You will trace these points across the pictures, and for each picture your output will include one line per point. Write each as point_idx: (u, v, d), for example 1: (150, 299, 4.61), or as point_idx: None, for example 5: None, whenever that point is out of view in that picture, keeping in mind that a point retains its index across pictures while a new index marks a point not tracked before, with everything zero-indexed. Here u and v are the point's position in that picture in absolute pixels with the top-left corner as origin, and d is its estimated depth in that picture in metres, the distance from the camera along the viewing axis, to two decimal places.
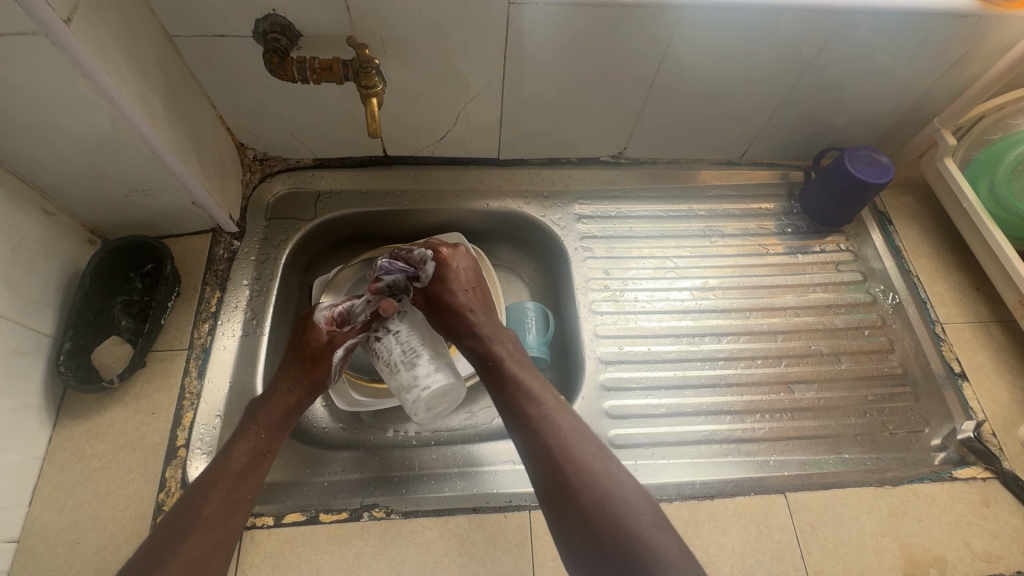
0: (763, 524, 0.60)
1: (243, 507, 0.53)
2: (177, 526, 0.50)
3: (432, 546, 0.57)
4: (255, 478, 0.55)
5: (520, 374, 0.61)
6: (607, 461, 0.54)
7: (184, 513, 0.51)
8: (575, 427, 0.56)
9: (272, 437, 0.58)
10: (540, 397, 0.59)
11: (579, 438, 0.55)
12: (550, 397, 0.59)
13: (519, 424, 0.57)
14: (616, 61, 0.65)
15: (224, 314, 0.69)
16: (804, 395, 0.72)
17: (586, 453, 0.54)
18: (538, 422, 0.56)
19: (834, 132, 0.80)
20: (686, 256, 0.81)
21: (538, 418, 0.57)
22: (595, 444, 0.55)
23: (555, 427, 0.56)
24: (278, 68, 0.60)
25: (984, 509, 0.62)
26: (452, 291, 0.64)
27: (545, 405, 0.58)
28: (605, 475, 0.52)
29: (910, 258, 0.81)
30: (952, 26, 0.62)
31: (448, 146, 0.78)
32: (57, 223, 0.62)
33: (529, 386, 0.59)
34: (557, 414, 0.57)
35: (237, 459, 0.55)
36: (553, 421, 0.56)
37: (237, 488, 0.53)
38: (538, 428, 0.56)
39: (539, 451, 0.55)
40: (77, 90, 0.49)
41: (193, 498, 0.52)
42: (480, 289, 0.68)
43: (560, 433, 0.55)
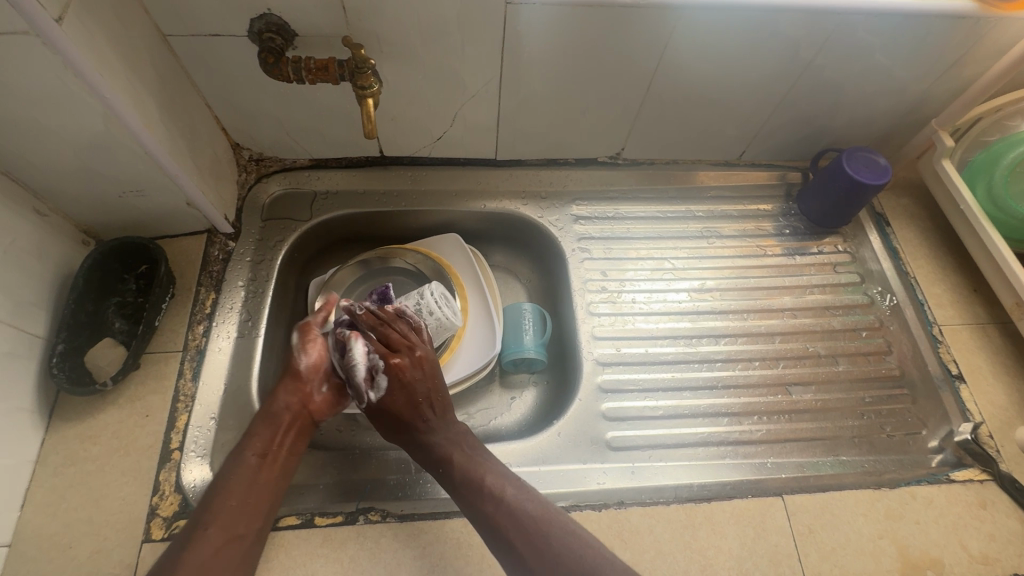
0: (761, 527, 0.60)
1: (247, 509, 0.54)
2: (180, 537, 0.51)
3: (428, 550, 0.57)
4: (252, 481, 0.55)
5: (476, 471, 0.57)
6: (573, 539, 0.52)
7: (187, 526, 0.52)
8: (534, 511, 0.54)
9: (268, 441, 0.58)
10: (494, 487, 0.56)
11: (539, 524, 0.53)
12: (505, 485, 0.56)
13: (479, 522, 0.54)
14: (615, 61, 0.65)
15: (219, 316, 0.69)
16: (801, 397, 0.72)
17: (550, 539, 0.51)
18: (498, 523, 0.53)
19: (832, 133, 0.79)
20: (684, 258, 0.81)
21: (498, 516, 0.53)
22: (557, 523, 0.53)
23: (515, 523, 0.53)
24: (272, 68, 0.59)
25: (981, 511, 0.62)
26: (402, 408, 0.61)
27: (503, 500, 0.54)
28: (574, 559, 0.50)
29: (908, 259, 0.80)
30: (951, 27, 0.62)
31: (445, 147, 0.78)
32: (50, 225, 0.61)
33: (484, 484, 0.56)
34: (514, 503, 0.54)
35: (232, 469, 0.56)
36: (513, 513, 0.53)
37: (235, 493, 0.54)
38: (499, 530, 0.53)
39: (508, 556, 0.52)
40: (69, 90, 0.48)
41: (196, 512, 0.53)
42: (439, 394, 0.62)
43: (522, 530, 0.52)
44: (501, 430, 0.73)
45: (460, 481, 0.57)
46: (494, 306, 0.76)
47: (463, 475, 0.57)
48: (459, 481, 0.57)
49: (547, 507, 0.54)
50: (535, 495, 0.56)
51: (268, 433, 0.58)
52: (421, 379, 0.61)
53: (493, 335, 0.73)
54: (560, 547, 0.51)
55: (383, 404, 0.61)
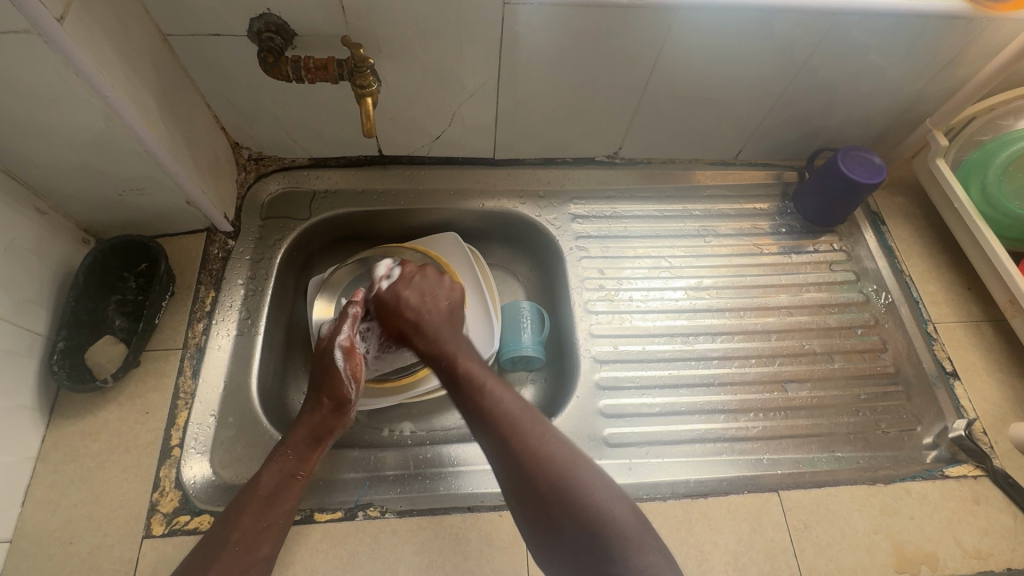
0: (757, 523, 0.60)
1: (273, 530, 0.53)
2: (206, 550, 0.50)
3: (427, 545, 0.57)
4: (284, 501, 0.54)
5: (476, 375, 0.58)
6: (564, 447, 0.52)
7: (213, 540, 0.51)
8: (530, 417, 0.54)
9: (304, 460, 0.57)
10: (494, 392, 0.56)
11: (531, 429, 0.53)
12: (505, 392, 0.56)
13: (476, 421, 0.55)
14: (612, 61, 0.65)
15: (219, 314, 0.69)
16: (797, 394, 0.73)
17: (542, 442, 0.52)
18: (495, 421, 0.54)
19: (827, 132, 0.80)
20: (681, 256, 0.81)
21: (494, 415, 0.54)
22: (551, 432, 0.53)
23: (510, 423, 0.53)
24: (272, 68, 0.59)
25: (975, 507, 0.62)
26: (414, 304, 0.65)
27: (502, 402, 0.55)
28: (564, 462, 0.50)
29: (903, 258, 0.81)
30: (944, 28, 0.63)
31: (443, 146, 0.78)
32: (51, 222, 0.62)
33: (485, 386, 0.57)
34: (511, 408, 0.55)
35: (265, 483, 0.55)
36: (507, 415, 0.54)
37: (268, 512, 0.53)
38: (493, 428, 0.54)
39: (497, 451, 0.53)
40: (70, 88, 0.49)
41: (221, 528, 0.52)
42: (452, 311, 0.66)
43: (516, 429, 0.53)
44: None
45: (461, 384, 0.58)
46: (492, 304, 0.77)
47: (464, 377, 0.58)
48: (460, 383, 0.58)
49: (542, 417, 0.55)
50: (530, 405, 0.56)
51: (306, 453, 0.58)
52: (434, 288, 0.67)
53: (492, 332, 0.74)
54: (551, 451, 0.51)
55: (394, 292, 0.66)
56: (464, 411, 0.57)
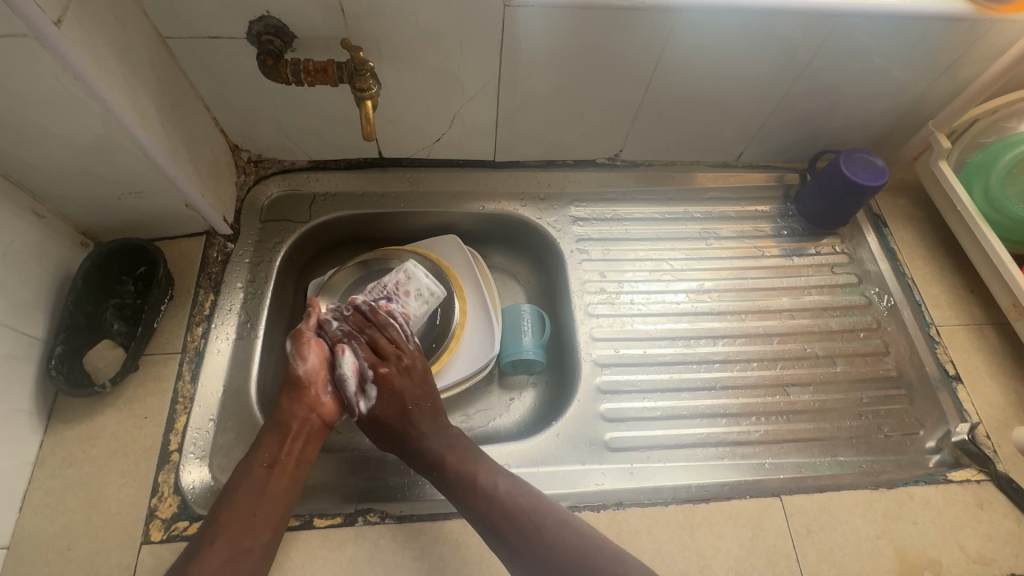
0: (759, 528, 0.60)
1: (253, 522, 0.53)
2: (190, 550, 0.51)
3: (426, 551, 0.57)
4: (261, 492, 0.54)
5: (469, 469, 0.58)
6: (566, 527, 0.52)
7: (199, 537, 0.52)
8: (528, 503, 0.54)
9: (276, 450, 0.57)
10: (488, 484, 0.56)
11: (532, 515, 0.53)
12: (499, 480, 0.56)
13: (475, 519, 0.55)
14: (613, 63, 0.65)
15: (218, 318, 0.69)
16: (799, 398, 0.72)
17: (544, 528, 0.52)
18: (495, 515, 0.54)
19: (829, 134, 0.80)
20: (682, 259, 0.81)
21: (493, 508, 0.54)
22: (549, 515, 0.54)
23: (510, 516, 0.53)
24: (271, 71, 0.59)
25: (978, 511, 0.62)
26: (395, 415, 0.61)
27: (498, 494, 0.55)
28: (568, 545, 0.51)
29: (905, 260, 0.81)
30: (947, 29, 0.63)
31: (444, 148, 0.78)
32: (49, 226, 0.61)
33: (479, 479, 0.57)
34: (507, 496, 0.55)
35: (239, 479, 0.55)
36: (504, 508, 0.54)
37: (242, 505, 0.53)
38: (495, 524, 0.54)
39: (503, 547, 0.53)
40: (68, 91, 0.48)
41: (207, 525, 0.52)
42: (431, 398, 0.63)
43: (517, 522, 0.53)
44: (500, 431, 0.73)
45: (454, 479, 0.57)
46: (493, 308, 0.76)
47: (457, 471, 0.58)
48: (453, 478, 0.58)
49: (539, 498, 0.56)
50: (526, 487, 0.57)
51: (276, 443, 0.57)
52: (410, 385, 0.62)
53: (492, 336, 0.74)
54: (554, 535, 0.52)
55: (374, 412, 0.62)
56: (460, 508, 0.56)
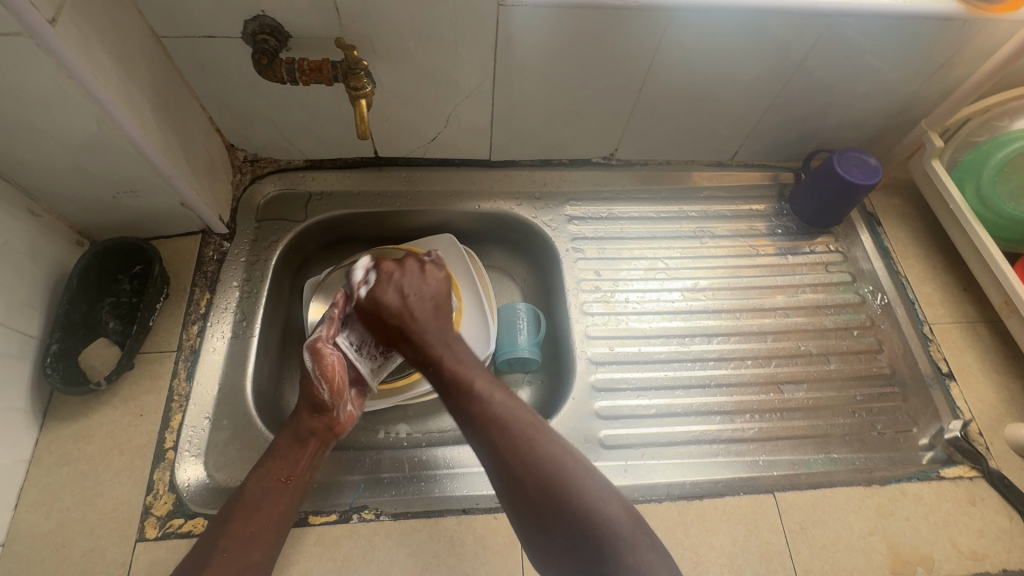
0: (752, 525, 0.60)
1: (262, 537, 0.53)
2: (196, 557, 0.51)
3: (421, 548, 0.57)
4: (273, 506, 0.54)
5: (466, 376, 0.57)
6: (558, 451, 0.51)
7: (202, 548, 0.52)
8: (523, 420, 0.53)
9: (293, 463, 0.57)
10: (484, 393, 0.55)
11: (524, 433, 0.52)
12: (495, 390, 0.55)
13: (466, 422, 0.54)
14: (607, 63, 0.65)
15: (214, 316, 0.69)
16: (793, 395, 0.72)
17: (535, 446, 0.51)
18: (487, 426, 0.53)
19: (823, 133, 0.80)
20: (677, 257, 0.81)
21: (486, 420, 0.53)
22: (542, 432, 0.52)
23: (503, 428, 0.52)
24: (266, 70, 0.60)
25: (971, 507, 0.62)
26: (396, 301, 0.63)
27: (491, 405, 0.54)
28: (554, 466, 0.50)
29: (899, 259, 0.81)
30: (939, 29, 0.63)
31: (439, 148, 0.78)
32: (45, 225, 0.62)
33: (475, 388, 0.56)
34: (503, 410, 0.53)
35: (253, 489, 0.55)
36: (496, 416, 0.53)
37: (255, 519, 0.53)
38: (486, 435, 0.52)
39: (489, 452, 0.52)
40: (62, 90, 0.49)
41: (212, 537, 0.53)
42: (437, 301, 0.65)
43: (506, 434, 0.52)
44: None
45: (451, 389, 0.57)
46: (488, 306, 0.77)
47: (453, 381, 0.57)
48: (450, 387, 0.57)
49: (536, 417, 0.54)
50: (522, 403, 0.55)
51: (293, 456, 0.58)
52: (416, 279, 0.66)
53: (488, 334, 0.74)
54: (541, 454, 0.50)
55: (372, 295, 0.64)
56: (453, 409, 0.56)
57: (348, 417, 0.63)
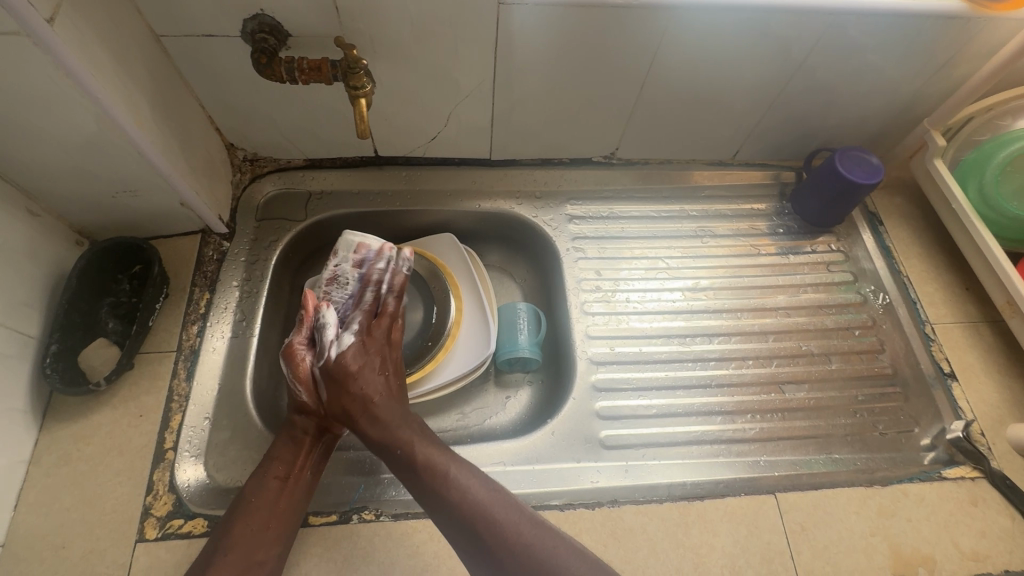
0: (754, 526, 0.60)
1: (266, 535, 0.53)
2: (202, 560, 0.52)
3: (421, 549, 0.57)
4: (272, 504, 0.55)
5: (439, 462, 0.56)
6: (537, 537, 0.51)
7: (208, 549, 0.53)
8: (501, 509, 0.53)
9: (291, 463, 0.58)
10: (461, 481, 0.55)
11: (506, 524, 0.52)
12: (471, 478, 0.55)
13: (444, 513, 0.54)
14: (608, 62, 0.65)
15: (213, 316, 0.69)
16: (795, 395, 0.72)
17: (520, 534, 0.51)
18: (467, 520, 0.52)
19: (825, 132, 0.80)
20: (678, 257, 0.81)
21: (466, 513, 0.53)
22: (527, 518, 0.53)
23: (484, 521, 0.52)
24: (266, 68, 0.59)
25: (973, 509, 0.62)
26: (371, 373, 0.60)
27: (471, 493, 0.54)
28: (543, 551, 0.50)
29: (901, 258, 0.81)
30: (941, 27, 0.63)
31: (439, 147, 0.78)
32: (44, 225, 0.61)
33: (450, 475, 0.55)
34: (483, 501, 0.53)
35: (254, 490, 0.56)
36: (477, 504, 0.53)
37: (256, 518, 0.54)
38: (467, 526, 0.52)
39: (473, 543, 0.52)
40: (61, 90, 0.48)
41: (216, 539, 0.53)
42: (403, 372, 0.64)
43: (491, 525, 0.52)
44: (496, 428, 0.73)
45: (425, 480, 0.55)
46: (488, 307, 0.77)
47: (426, 471, 0.55)
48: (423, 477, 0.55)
49: (513, 503, 0.54)
50: (502, 488, 0.55)
51: (291, 456, 0.59)
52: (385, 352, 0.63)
53: (488, 334, 0.74)
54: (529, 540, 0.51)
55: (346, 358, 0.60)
56: (426, 500, 0.55)
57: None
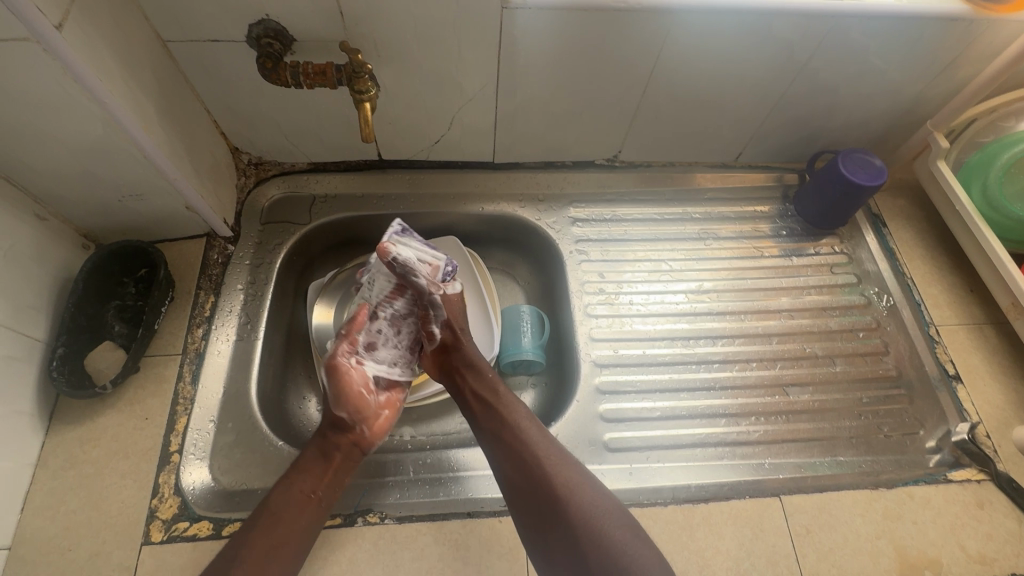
0: (759, 528, 0.60)
1: (283, 551, 0.53)
2: (217, 567, 0.52)
3: (425, 552, 0.57)
4: (294, 520, 0.55)
5: (504, 403, 0.63)
6: (585, 484, 0.56)
7: (224, 558, 0.52)
8: (564, 464, 0.57)
9: (317, 478, 0.57)
10: (519, 424, 0.61)
11: (558, 463, 0.57)
12: (528, 424, 0.61)
13: (500, 446, 0.60)
14: (610, 65, 0.65)
15: (218, 319, 0.69)
16: (799, 398, 0.72)
17: (565, 479, 0.56)
18: (528, 465, 0.57)
19: (829, 134, 0.80)
20: (681, 259, 0.81)
21: (528, 462, 0.57)
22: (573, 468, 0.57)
23: (533, 454, 0.58)
24: (271, 73, 0.60)
25: (979, 511, 0.62)
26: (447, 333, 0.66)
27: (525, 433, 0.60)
28: (583, 500, 0.55)
29: (904, 260, 0.81)
30: (944, 29, 0.63)
31: (442, 151, 0.78)
32: (51, 229, 0.62)
33: (511, 416, 0.61)
34: (537, 444, 0.59)
35: (276, 502, 0.55)
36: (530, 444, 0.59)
37: (276, 531, 0.54)
38: (520, 459, 0.58)
39: (522, 474, 0.57)
40: (69, 95, 0.49)
41: (232, 547, 0.53)
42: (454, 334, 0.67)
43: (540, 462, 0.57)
44: None
45: (498, 424, 0.61)
46: (492, 309, 0.77)
47: (497, 414, 0.62)
48: (495, 420, 0.62)
49: (576, 464, 0.58)
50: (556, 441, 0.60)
51: (317, 470, 0.58)
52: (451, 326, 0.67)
53: (492, 337, 0.74)
54: (572, 487, 0.55)
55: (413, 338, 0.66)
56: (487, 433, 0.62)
57: (376, 431, 0.63)
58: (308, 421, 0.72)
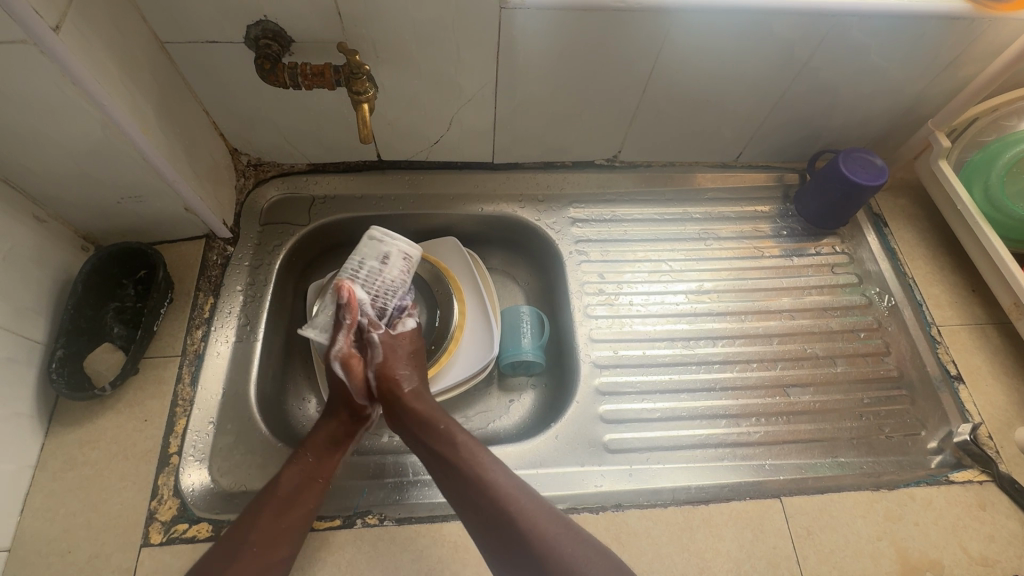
0: (759, 530, 0.60)
1: (294, 531, 0.55)
2: (228, 547, 0.53)
3: (425, 554, 0.57)
4: (305, 502, 0.56)
5: (459, 453, 0.57)
6: (559, 533, 0.51)
7: (232, 538, 0.53)
8: (524, 497, 0.53)
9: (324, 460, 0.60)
10: (478, 475, 0.55)
11: (528, 512, 0.52)
12: (490, 475, 0.55)
13: (464, 503, 0.54)
14: (610, 65, 0.65)
15: (218, 320, 0.69)
16: (800, 398, 0.72)
17: (539, 530, 0.51)
18: (494, 519, 0.52)
19: (829, 133, 0.79)
20: (681, 259, 0.81)
21: (496, 518, 0.52)
22: (545, 515, 0.52)
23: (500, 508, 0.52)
24: (269, 75, 0.60)
25: (981, 512, 0.62)
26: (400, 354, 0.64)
27: (488, 486, 0.54)
28: (560, 551, 0.50)
29: (906, 260, 0.80)
30: (945, 28, 0.62)
31: (442, 151, 0.78)
32: (50, 231, 0.62)
33: (469, 468, 0.55)
34: (502, 496, 0.53)
35: (287, 482, 0.57)
36: (494, 496, 0.53)
37: (288, 511, 0.55)
38: (487, 517, 0.53)
39: (493, 535, 0.52)
40: (67, 97, 0.49)
41: (242, 526, 0.54)
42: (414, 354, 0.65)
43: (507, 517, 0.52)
44: (500, 432, 0.73)
45: (452, 467, 0.56)
46: (491, 310, 0.77)
47: (455, 463, 0.56)
48: (453, 472, 0.56)
49: (538, 495, 0.55)
50: (524, 486, 0.55)
51: (325, 452, 0.60)
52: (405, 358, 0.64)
53: (491, 337, 0.74)
54: (547, 538, 0.50)
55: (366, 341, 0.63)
56: (448, 490, 0.56)
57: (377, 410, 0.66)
58: (308, 421, 0.72)
